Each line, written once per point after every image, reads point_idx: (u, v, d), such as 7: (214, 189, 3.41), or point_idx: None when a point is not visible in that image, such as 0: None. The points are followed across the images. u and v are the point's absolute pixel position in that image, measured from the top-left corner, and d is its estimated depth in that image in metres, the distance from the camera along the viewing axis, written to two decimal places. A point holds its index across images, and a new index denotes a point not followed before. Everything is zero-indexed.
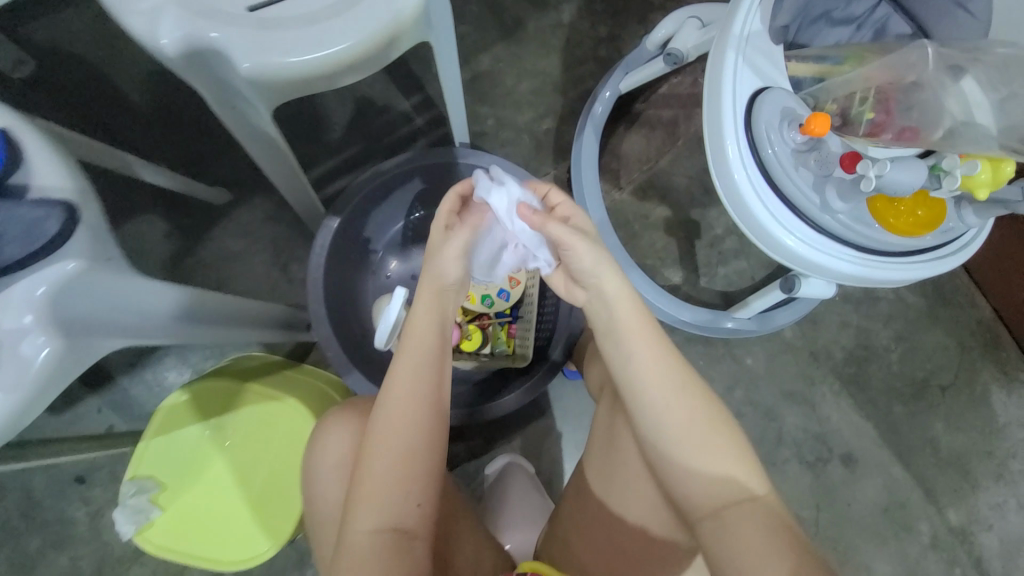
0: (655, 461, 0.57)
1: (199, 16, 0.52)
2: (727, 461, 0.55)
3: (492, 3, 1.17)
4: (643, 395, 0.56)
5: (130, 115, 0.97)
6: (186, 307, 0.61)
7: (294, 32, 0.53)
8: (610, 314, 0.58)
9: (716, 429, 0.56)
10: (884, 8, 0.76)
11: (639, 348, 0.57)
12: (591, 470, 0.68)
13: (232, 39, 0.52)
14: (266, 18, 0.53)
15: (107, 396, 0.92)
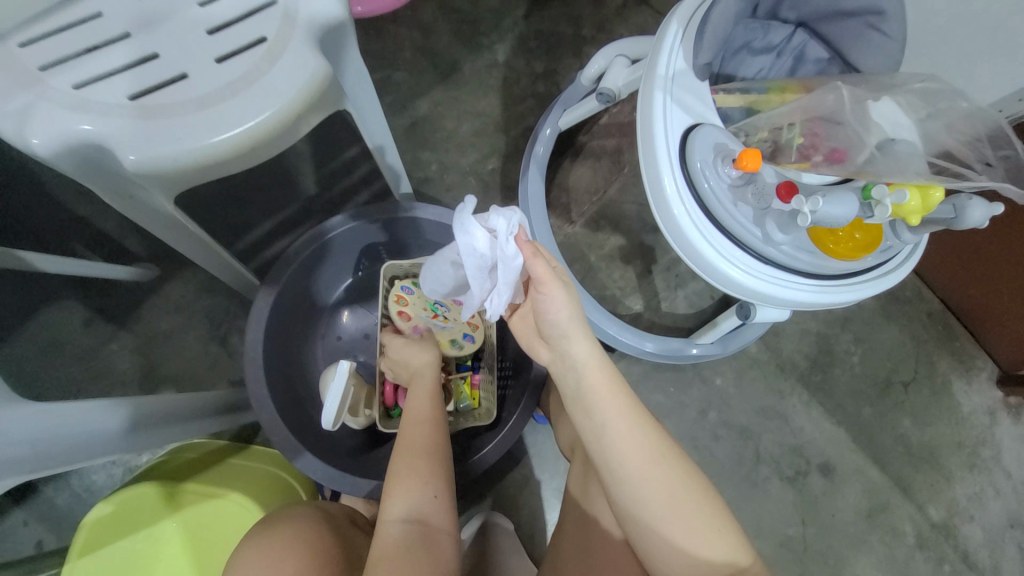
0: (636, 537, 0.55)
1: (77, 112, 0.49)
2: (710, 535, 0.54)
3: (425, 48, 1.16)
4: (621, 473, 0.55)
5: (36, 196, 0.90)
6: (117, 422, 0.56)
7: (184, 119, 0.50)
8: (581, 384, 0.57)
9: (695, 500, 0.54)
10: (800, 36, 0.79)
11: (614, 421, 0.56)
12: (570, 547, 0.66)
13: (114, 133, 0.49)
14: (149, 108, 0.50)
15: (28, 510, 0.83)
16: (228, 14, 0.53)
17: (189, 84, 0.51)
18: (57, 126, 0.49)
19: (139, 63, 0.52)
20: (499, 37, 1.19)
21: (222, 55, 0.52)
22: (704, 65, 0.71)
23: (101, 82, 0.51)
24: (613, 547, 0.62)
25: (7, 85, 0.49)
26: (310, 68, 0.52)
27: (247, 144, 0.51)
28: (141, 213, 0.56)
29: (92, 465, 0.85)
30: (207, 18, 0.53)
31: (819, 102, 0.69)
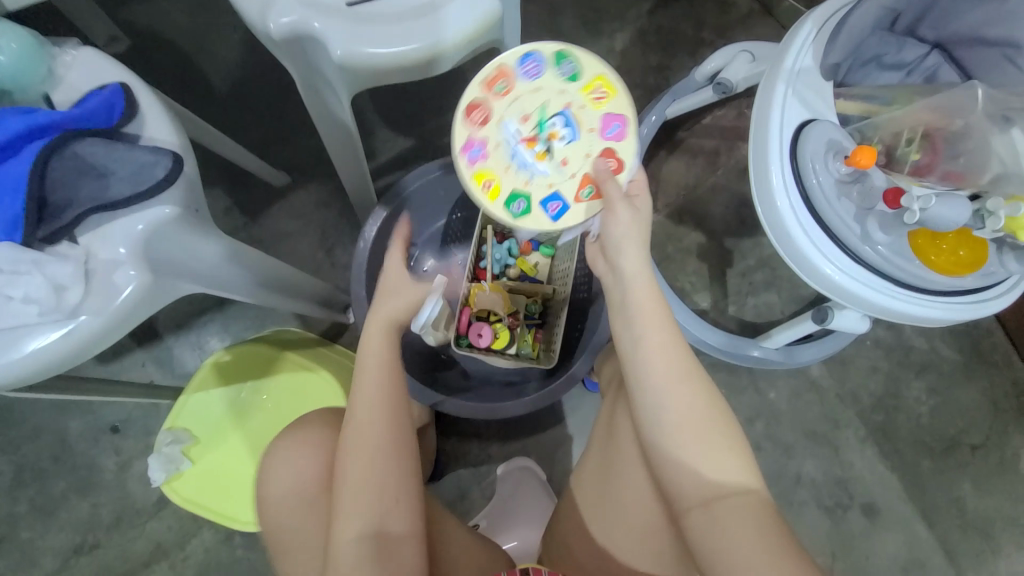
0: (651, 443, 0.60)
1: (305, 7, 0.59)
2: (721, 455, 0.58)
3: (551, 26, 1.24)
4: (646, 382, 0.60)
5: (208, 96, 1.05)
6: (246, 270, 0.63)
7: (386, 27, 0.59)
8: (626, 297, 0.63)
9: (713, 421, 0.59)
10: (934, 57, 0.78)
11: (649, 336, 0.61)
12: (592, 464, 0.72)
13: (328, 28, 0.59)
14: (362, 14, 0.60)
15: (152, 352, 0.98)
16: None
17: (394, 1, 0.61)
18: (289, 12, 0.58)
19: None
20: (621, 27, 1.24)
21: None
22: (831, 66, 0.73)
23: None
24: (631, 463, 0.66)
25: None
26: (490, 5, 0.61)
27: (431, 58, 0.60)
28: (316, 110, 0.69)
29: (205, 330, 0.99)
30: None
31: (956, 105, 0.70)
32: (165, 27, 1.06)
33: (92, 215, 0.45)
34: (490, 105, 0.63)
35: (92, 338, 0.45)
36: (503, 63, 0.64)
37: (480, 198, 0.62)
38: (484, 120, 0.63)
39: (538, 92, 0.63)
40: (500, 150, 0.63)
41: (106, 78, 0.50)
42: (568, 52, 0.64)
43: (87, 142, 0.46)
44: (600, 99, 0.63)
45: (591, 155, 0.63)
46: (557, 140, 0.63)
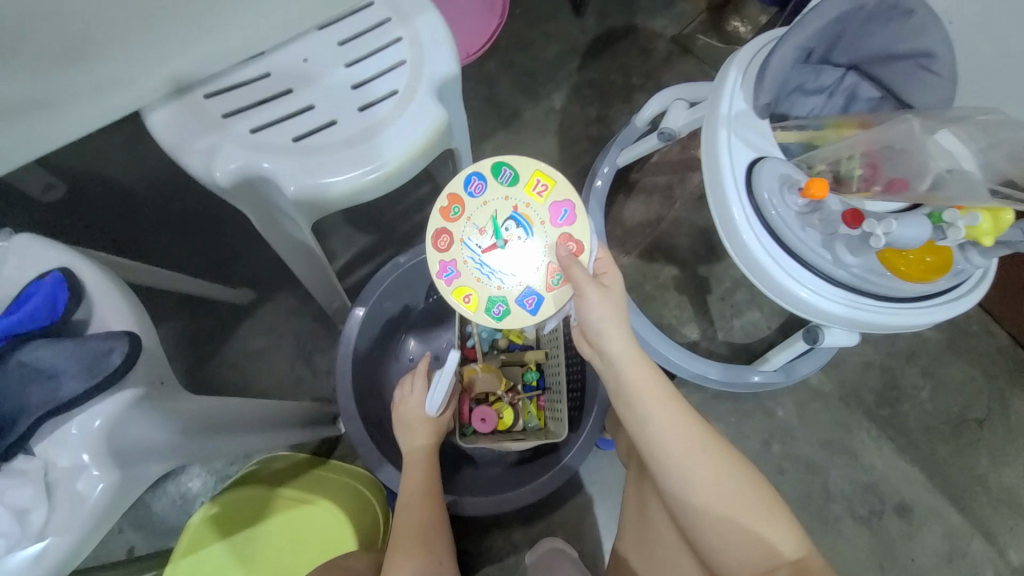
0: (690, 530, 0.57)
1: (253, 152, 0.59)
2: (764, 528, 0.55)
3: (489, 98, 1.28)
4: (663, 460, 0.59)
5: (156, 227, 1.01)
6: (217, 420, 0.59)
7: (337, 155, 0.60)
8: (620, 378, 0.62)
9: (745, 491, 0.56)
10: (851, 77, 0.85)
11: (653, 414, 0.60)
12: (631, 553, 0.68)
13: (282, 166, 0.59)
14: (310, 146, 0.60)
15: (129, 514, 0.89)
16: (368, 71, 0.63)
17: (338, 126, 0.61)
18: (238, 161, 0.59)
19: (298, 113, 0.62)
20: (556, 87, 1.30)
21: (363, 103, 0.62)
22: (763, 106, 0.75)
23: (270, 126, 0.61)
24: (674, 548, 0.63)
25: (198, 129, 0.59)
26: (436, 115, 0.62)
27: (386, 176, 0.61)
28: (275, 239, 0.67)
29: (186, 475, 0.91)
30: (350, 73, 0.63)
31: (890, 131, 0.75)
32: (100, 166, 1.03)
33: (45, 421, 0.41)
34: (450, 229, 0.63)
35: (59, 562, 0.40)
36: (450, 187, 0.63)
37: (460, 313, 0.62)
38: (447, 244, 0.62)
39: (487, 204, 0.63)
40: (469, 265, 0.62)
41: (48, 264, 0.46)
42: (502, 160, 0.63)
43: (31, 344, 0.42)
44: (544, 192, 0.63)
45: (550, 247, 0.62)
46: (516, 241, 0.62)
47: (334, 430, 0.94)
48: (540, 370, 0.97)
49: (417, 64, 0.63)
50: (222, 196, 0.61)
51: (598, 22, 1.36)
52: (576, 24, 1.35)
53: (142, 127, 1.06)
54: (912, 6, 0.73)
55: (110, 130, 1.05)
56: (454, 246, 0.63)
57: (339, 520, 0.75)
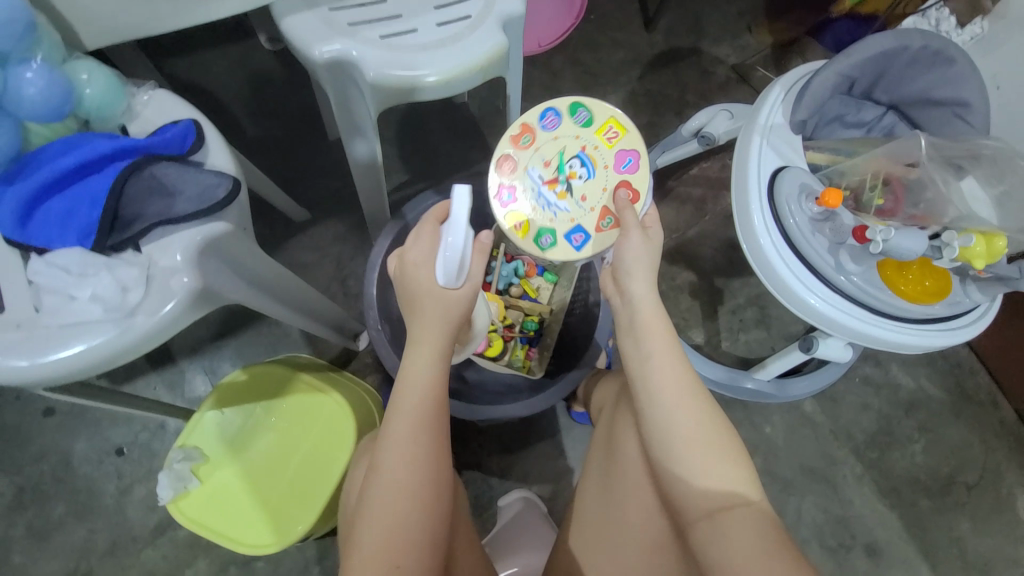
0: (661, 461, 0.64)
1: (347, 40, 0.68)
2: (723, 472, 0.61)
3: (551, 88, 1.38)
4: (654, 396, 0.64)
5: (239, 139, 1.15)
6: (271, 284, 0.68)
7: (413, 55, 0.69)
8: (635, 318, 0.67)
9: (721, 440, 0.62)
10: (890, 117, 0.90)
11: (658, 353, 0.65)
12: (597, 481, 0.76)
13: (367, 55, 0.69)
14: (393, 44, 0.70)
15: (164, 375, 1.01)
16: None
17: (417, 34, 0.71)
18: (333, 46, 0.68)
19: (387, 18, 0.71)
20: (614, 90, 1.39)
21: (441, 20, 0.71)
22: (799, 122, 0.82)
23: (363, 24, 0.70)
24: (635, 482, 0.70)
25: (310, 20, 0.69)
26: (498, 42, 0.71)
27: (448, 79, 0.70)
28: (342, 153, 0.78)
29: (218, 355, 1.02)
30: None
31: (900, 151, 0.80)
32: (204, 78, 1.18)
33: (157, 228, 0.52)
34: (516, 156, 0.74)
35: (142, 338, 0.50)
36: (527, 119, 0.75)
37: (515, 236, 0.73)
38: (511, 169, 0.74)
39: (557, 139, 0.75)
40: (528, 193, 0.73)
41: (179, 115, 0.58)
42: (579, 102, 0.75)
43: (162, 164, 0.53)
44: (613, 139, 0.74)
45: (607, 190, 0.73)
46: (576, 179, 0.73)
47: (352, 346, 1.03)
48: (540, 325, 1.05)
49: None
50: (308, 66, 0.71)
51: (665, 39, 1.45)
52: (645, 38, 1.44)
53: (245, 52, 1.20)
54: (953, 55, 0.80)
55: (218, 49, 1.19)
56: (518, 173, 0.75)
57: (342, 414, 0.85)
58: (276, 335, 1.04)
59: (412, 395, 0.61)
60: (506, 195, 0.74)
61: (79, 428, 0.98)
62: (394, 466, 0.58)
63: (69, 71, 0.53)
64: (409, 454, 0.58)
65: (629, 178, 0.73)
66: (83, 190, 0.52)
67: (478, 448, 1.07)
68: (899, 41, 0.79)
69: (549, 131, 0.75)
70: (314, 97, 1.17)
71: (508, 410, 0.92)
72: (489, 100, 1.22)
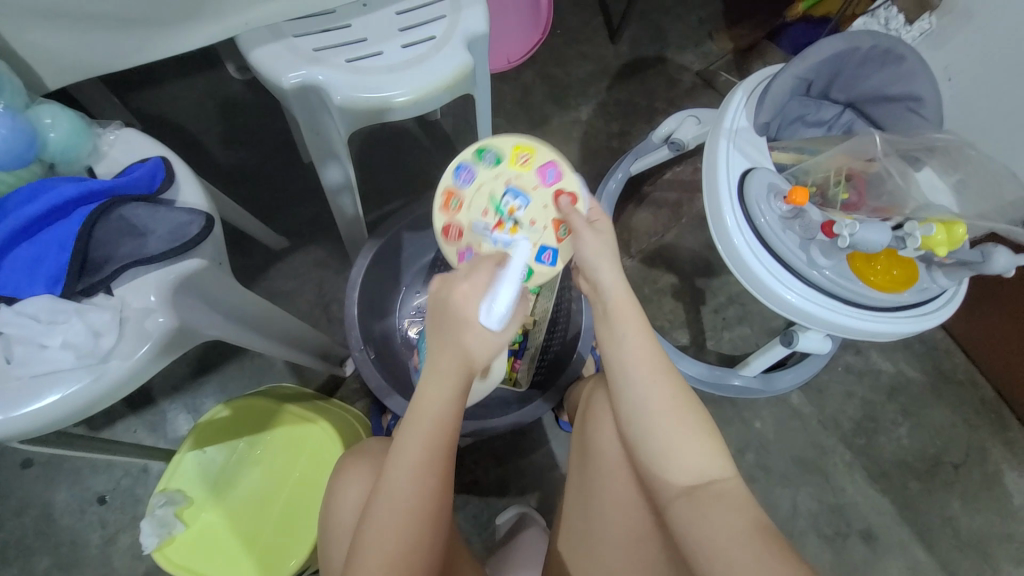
0: (638, 446, 0.64)
1: (312, 66, 0.68)
2: (696, 452, 0.62)
3: (523, 102, 1.40)
4: (631, 380, 0.66)
5: (212, 170, 1.14)
6: (251, 315, 0.67)
7: (380, 77, 0.69)
8: (607, 305, 0.69)
9: (694, 420, 0.64)
10: (848, 114, 0.94)
11: (633, 338, 0.67)
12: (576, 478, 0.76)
13: (333, 79, 0.68)
14: (359, 67, 0.69)
15: (146, 416, 0.98)
16: (417, 18, 0.72)
17: (383, 57, 0.70)
18: (299, 72, 0.68)
19: (352, 42, 0.71)
20: (584, 101, 1.42)
21: (406, 42, 0.71)
22: (762, 124, 0.84)
23: (329, 49, 0.70)
24: (612, 473, 0.70)
25: (275, 47, 0.69)
26: (464, 62, 0.71)
27: (415, 101, 0.70)
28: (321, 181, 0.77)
29: (201, 391, 1.00)
30: (399, 18, 0.72)
31: (861, 146, 0.83)
32: (173, 111, 1.17)
33: (130, 270, 0.51)
34: (455, 221, 0.75)
35: (118, 382, 0.49)
36: (447, 186, 0.76)
37: None
38: (458, 234, 0.74)
39: (482, 187, 0.75)
40: (485, 243, 0.73)
41: (147, 153, 0.58)
42: (481, 146, 0.77)
43: (132, 205, 0.52)
44: (527, 161, 0.76)
45: (549, 205, 0.74)
46: (518, 210, 0.74)
47: (338, 372, 1.02)
48: (524, 335, 1.06)
49: (454, 17, 0.72)
50: (277, 93, 0.70)
51: (630, 50, 1.49)
52: (611, 49, 1.48)
53: (214, 84, 1.19)
54: (904, 53, 0.84)
55: (186, 82, 1.19)
56: (466, 234, 0.75)
57: (330, 442, 0.83)
58: (260, 366, 1.02)
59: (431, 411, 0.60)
60: (464, 256, 0.74)
61: (59, 478, 0.94)
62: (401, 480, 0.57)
63: (32, 116, 0.53)
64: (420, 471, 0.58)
65: (557, 189, 0.75)
66: (50, 235, 0.50)
67: (473, 465, 1.06)
68: (849, 44, 0.83)
69: (469, 185, 0.77)
70: (287, 125, 1.17)
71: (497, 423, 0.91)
72: (462, 117, 1.23)
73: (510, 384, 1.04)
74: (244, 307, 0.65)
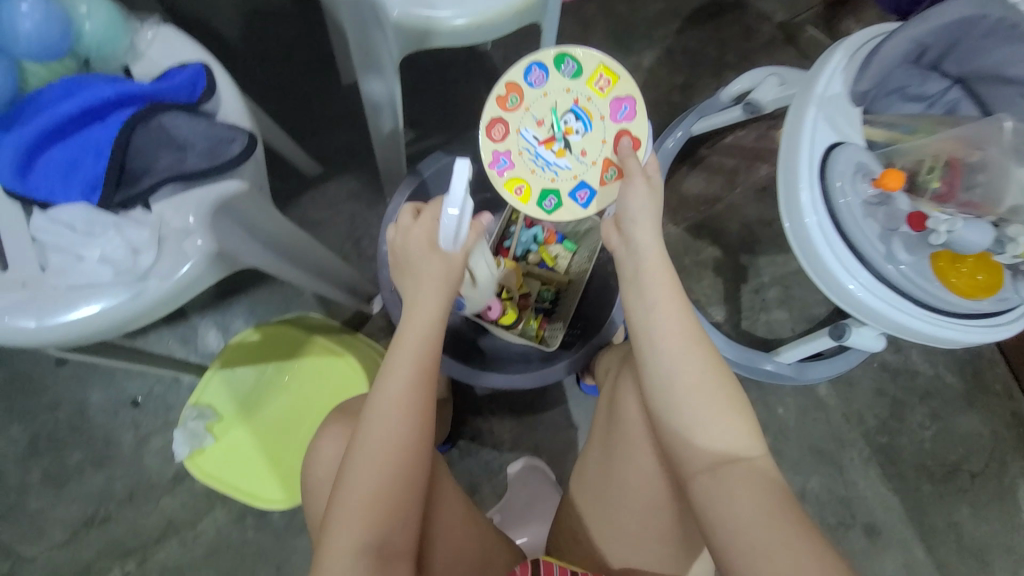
0: (661, 415, 0.61)
1: None
2: (725, 426, 0.58)
3: (582, 39, 1.28)
4: (660, 347, 0.60)
5: (247, 83, 1.07)
6: (285, 245, 0.64)
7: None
8: (639, 267, 0.63)
9: (722, 392, 0.59)
10: (955, 91, 0.82)
11: (663, 300, 0.62)
12: (597, 446, 0.74)
13: None
14: None
15: (177, 330, 1.00)
16: None
17: None
18: None
19: None
20: (649, 45, 1.29)
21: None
22: (860, 93, 0.75)
23: None
24: (636, 444, 0.68)
25: None
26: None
27: (476, 25, 0.63)
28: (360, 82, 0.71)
29: (230, 311, 1.00)
30: None
31: (974, 134, 0.74)
32: (208, 13, 1.09)
33: (169, 185, 0.48)
34: (506, 118, 0.69)
35: (155, 302, 0.47)
36: (513, 78, 0.69)
37: (515, 203, 0.69)
38: (503, 133, 0.69)
39: (547, 95, 0.69)
40: (524, 156, 0.69)
41: (187, 57, 0.52)
42: (565, 52, 0.68)
43: (172, 114, 0.48)
44: (606, 88, 0.68)
45: (607, 141, 0.68)
46: (572, 134, 0.68)
47: (365, 309, 1.01)
48: (556, 296, 1.03)
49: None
50: (327, 2, 0.64)
51: None
52: None
53: None
54: None
55: None
56: (511, 137, 0.70)
57: (355, 378, 0.84)
58: (288, 294, 1.01)
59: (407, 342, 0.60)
60: (502, 160, 0.69)
61: (94, 378, 0.98)
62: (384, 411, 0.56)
63: (66, 2, 0.48)
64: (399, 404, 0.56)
65: (624, 128, 0.68)
66: (86, 140, 0.47)
67: (490, 415, 1.07)
68: (979, 8, 0.71)
69: (537, 88, 0.69)
70: (328, 40, 1.08)
71: (517, 380, 0.90)
72: (515, 50, 1.12)
73: (536, 342, 0.99)
74: (281, 236, 0.62)
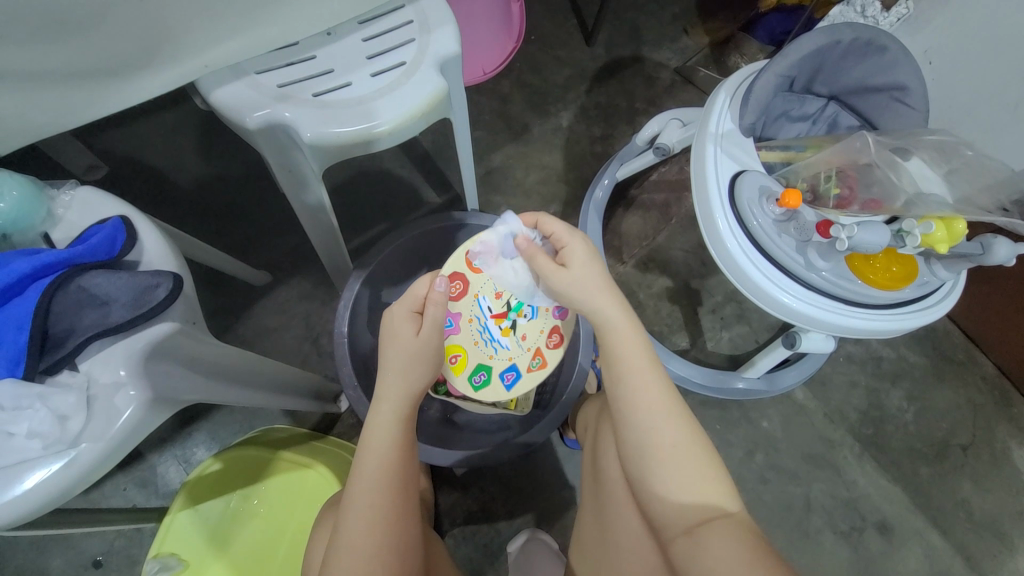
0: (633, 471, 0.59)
1: (277, 104, 0.65)
2: (696, 480, 0.56)
3: (503, 113, 1.38)
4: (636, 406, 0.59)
5: (185, 207, 1.10)
6: (235, 370, 0.63)
7: (348, 110, 0.67)
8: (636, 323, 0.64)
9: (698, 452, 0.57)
10: (832, 107, 0.91)
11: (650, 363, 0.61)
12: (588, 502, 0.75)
13: (300, 116, 0.66)
14: (326, 101, 0.66)
15: (135, 473, 0.95)
16: (385, 45, 0.69)
17: (351, 88, 0.67)
18: (263, 111, 0.65)
19: (318, 75, 0.68)
20: (564, 106, 1.40)
21: (375, 70, 0.68)
22: (748, 125, 0.82)
23: (294, 84, 0.67)
24: (621, 504, 0.66)
25: (236, 87, 0.65)
26: (438, 85, 0.69)
27: (387, 130, 0.67)
28: (290, 189, 0.75)
29: (190, 441, 0.97)
30: (367, 47, 0.69)
31: (848, 149, 0.80)
32: (139, 148, 1.12)
33: (94, 341, 0.47)
34: (468, 279, 0.78)
35: (91, 467, 0.45)
36: None
37: (451, 369, 0.79)
38: (459, 295, 0.78)
39: None
40: (471, 325, 0.79)
41: (104, 212, 0.54)
42: None
43: (90, 273, 0.50)
44: None
45: (544, 331, 0.80)
46: (521, 317, 0.80)
47: (332, 409, 0.98)
48: None
49: (423, 39, 0.69)
50: (244, 135, 0.67)
51: (607, 51, 1.46)
52: (587, 50, 1.45)
53: (181, 116, 1.15)
54: (886, 43, 0.80)
55: (151, 116, 1.14)
56: (466, 298, 0.79)
57: (326, 485, 0.81)
58: (251, 408, 0.99)
59: (372, 441, 0.60)
60: (452, 321, 0.79)
61: (52, 545, 0.92)
62: (349, 542, 0.55)
63: None
64: (363, 522, 0.56)
65: None
66: (7, 315, 0.47)
67: (480, 492, 1.03)
68: (830, 38, 0.80)
69: None
70: (261, 154, 1.13)
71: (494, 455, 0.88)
72: (440, 131, 1.19)
73: (510, 409, 0.93)
74: (233, 366, 0.63)
